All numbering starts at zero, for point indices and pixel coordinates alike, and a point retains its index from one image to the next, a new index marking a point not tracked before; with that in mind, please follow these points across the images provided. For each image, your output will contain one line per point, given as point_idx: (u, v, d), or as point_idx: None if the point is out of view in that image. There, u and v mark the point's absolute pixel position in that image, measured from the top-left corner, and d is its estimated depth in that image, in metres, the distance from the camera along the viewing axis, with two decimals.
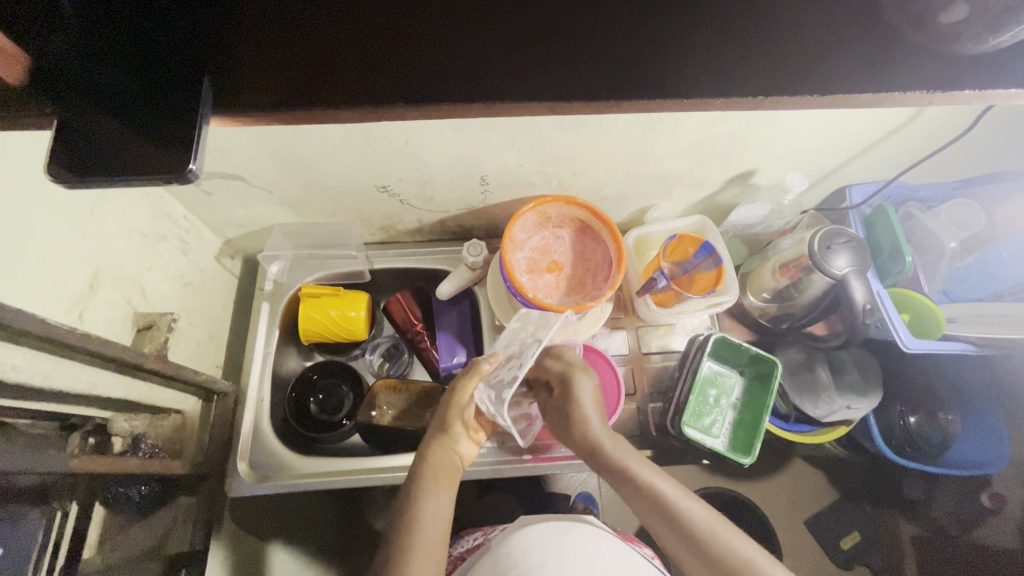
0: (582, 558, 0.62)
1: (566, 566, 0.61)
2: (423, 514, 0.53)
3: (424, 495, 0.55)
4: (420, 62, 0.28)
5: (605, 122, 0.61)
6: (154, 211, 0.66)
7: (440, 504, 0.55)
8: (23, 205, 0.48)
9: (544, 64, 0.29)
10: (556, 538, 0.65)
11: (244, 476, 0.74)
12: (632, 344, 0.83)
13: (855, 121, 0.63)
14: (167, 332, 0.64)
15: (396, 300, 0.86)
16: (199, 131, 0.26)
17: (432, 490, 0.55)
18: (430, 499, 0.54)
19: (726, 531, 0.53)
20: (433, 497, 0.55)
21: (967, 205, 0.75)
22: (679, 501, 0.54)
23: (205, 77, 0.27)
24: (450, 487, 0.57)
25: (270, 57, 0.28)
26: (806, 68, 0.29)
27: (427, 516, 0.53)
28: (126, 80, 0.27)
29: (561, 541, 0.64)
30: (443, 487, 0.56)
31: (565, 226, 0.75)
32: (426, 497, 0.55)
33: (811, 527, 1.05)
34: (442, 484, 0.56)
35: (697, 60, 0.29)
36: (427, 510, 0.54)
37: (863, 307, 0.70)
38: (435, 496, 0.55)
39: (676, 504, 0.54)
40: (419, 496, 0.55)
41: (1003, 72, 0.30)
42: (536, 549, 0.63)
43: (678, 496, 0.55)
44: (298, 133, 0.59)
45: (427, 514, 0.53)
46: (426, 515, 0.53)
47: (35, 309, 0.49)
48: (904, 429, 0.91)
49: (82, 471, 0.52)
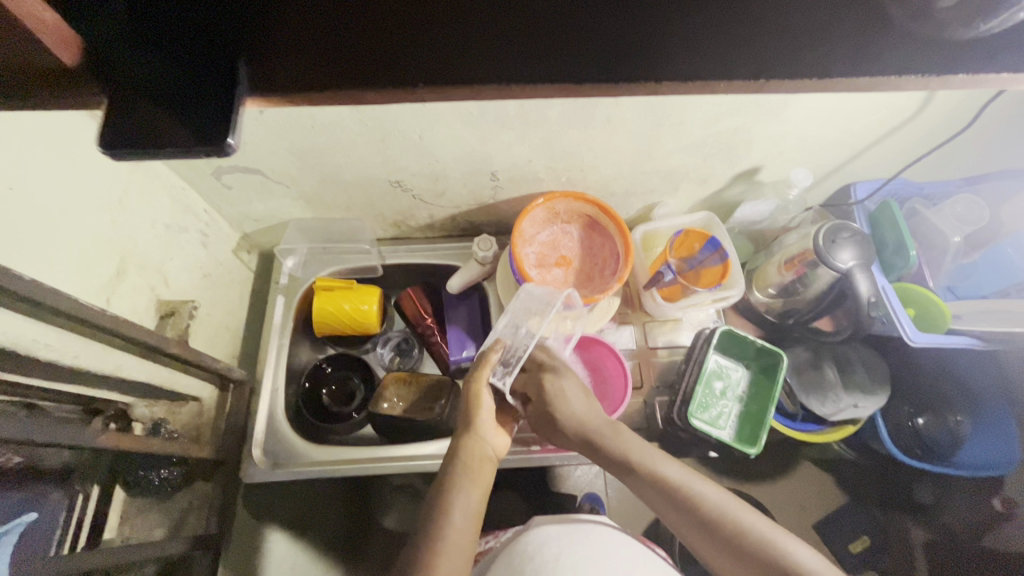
0: (596, 551, 0.64)
1: (582, 560, 0.62)
2: (452, 509, 0.54)
3: (456, 489, 0.56)
4: (436, 47, 0.30)
5: (613, 116, 0.63)
6: (177, 203, 0.69)
7: (472, 500, 0.56)
8: (61, 193, 0.51)
9: (556, 48, 0.30)
10: (570, 534, 0.66)
11: (259, 463, 0.76)
12: (639, 339, 0.85)
13: (858, 116, 0.65)
14: (189, 319, 0.67)
15: (407, 296, 0.88)
16: (237, 110, 0.28)
17: (464, 486, 0.56)
18: (461, 495, 0.55)
19: (731, 504, 0.55)
20: (466, 492, 0.56)
21: (972, 201, 0.77)
22: (690, 481, 0.57)
23: (241, 59, 0.29)
24: (482, 483, 0.58)
25: (298, 42, 0.29)
26: (805, 51, 0.30)
27: (457, 510, 0.54)
28: (171, 63, 0.28)
29: (576, 537, 0.66)
30: (475, 482, 0.57)
31: (574, 222, 0.77)
32: (459, 491, 0.56)
33: (820, 530, 1.05)
34: (474, 479, 0.57)
35: (699, 50, 0.30)
36: (459, 504, 0.55)
37: (868, 301, 0.71)
38: (467, 491, 0.56)
39: (693, 490, 0.57)
40: (451, 490, 0.56)
41: (997, 55, 0.31)
42: (551, 544, 0.64)
43: (693, 480, 0.57)
44: (316, 128, 0.62)
45: (458, 508, 0.54)
46: (457, 508, 0.54)
47: (69, 291, 0.52)
48: (912, 429, 0.92)
49: (109, 445, 0.54)
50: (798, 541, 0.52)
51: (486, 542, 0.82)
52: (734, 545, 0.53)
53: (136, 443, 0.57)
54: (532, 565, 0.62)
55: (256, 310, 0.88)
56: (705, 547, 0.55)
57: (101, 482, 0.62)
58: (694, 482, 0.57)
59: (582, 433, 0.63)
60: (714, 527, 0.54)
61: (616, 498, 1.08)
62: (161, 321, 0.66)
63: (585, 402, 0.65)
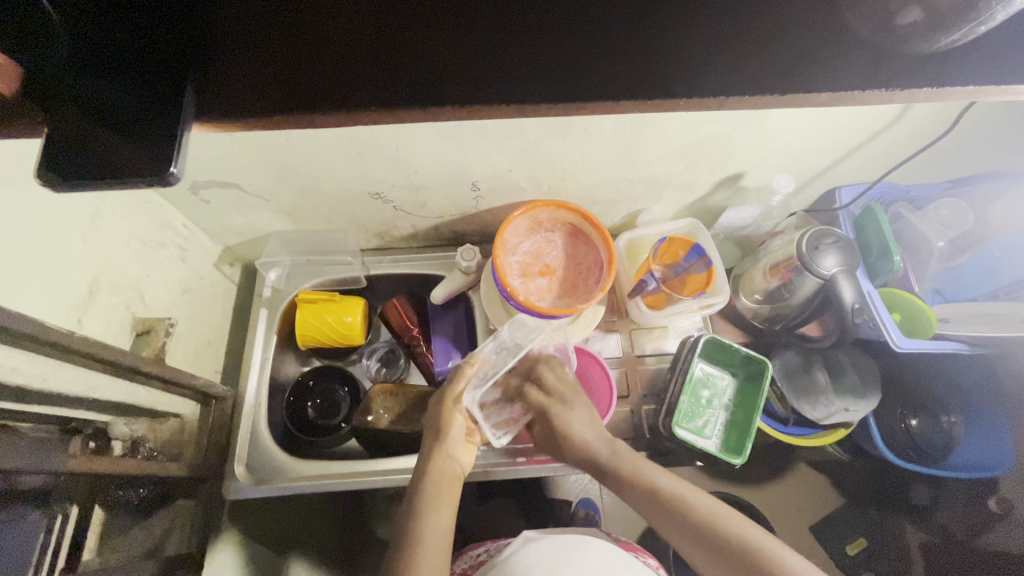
0: (586, 571, 0.62)
1: None
2: (424, 529, 0.54)
3: (426, 509, 0.56)
4: (390, 70, 0.29)
5: (591, 125, 0.62)
6: (153, 219, 0.68)
7: (442, 519, 0.56)
8: (29, 213, 0.50)
9: (513, 65, 0.29)
10: (560, 552, 0.65)
11: (243, 479, 0.75)
12: (626, 347, 0.84)
13: (838, 123, 0.64)
14: (164, 338, 0.65)
15: (392, 308, 0.87)
16: (181, 137, 0.27)
17: (434, 505, 0.56)
18: (431, 514, 0.56)
19: (717, 510, 0.57)
20: (436, 511, 0.56)
21: (955, 205, 0.76)
22: (680, 490, 0.59)
23: (187, 84, 0.28)
24: (450, 501, 0.58)
25: (245, 69, 0.29)
26: (768, 66, 0.30)
27: (428, 530, 0.54)
28: (113, 90, 0.28)
29: (566, 555, 0.64)
30: (445, 501, 0.57)
31: (557, 230, 0.77)
32: (430, 511, 0.56)
33: (816, 533, 1.04)
34: (444, 496, 0.58)
35: (661, 64, 0.30)
36: (429, 525, 0.55)
37: (853, 307, 0.70)
38: (437, 511, 0.56)
39: (682, 498, 0.58)
40: (422, 510, 0.56)
41: (962, 67, 0.30)
42: (540, 565, 0.63)
43: (682, 488, 0.59)
44: (292, 141, 0.61)
45: (430, 528, 0.55)
46: (430, 527, 0.55)
47: (39, 314, 0.52)
48: (906, 432, 0.90)
49: (81, 470, 0.53)
50: (791, 550, 0.53)
51: (476, 555, 0.82)
52: (720, 549, 0.54)
53: (111, 465, 0.56)
54: None
55: (241, 322, 0.88)
56: (698, 555, 0.56)
57: (79, 503, 0.59)
58: (682, 489, 0.59)
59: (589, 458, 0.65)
60: (701, 533, 0.56)
61: (611, 504, 1.08)
62: (138, 339, 0.66)
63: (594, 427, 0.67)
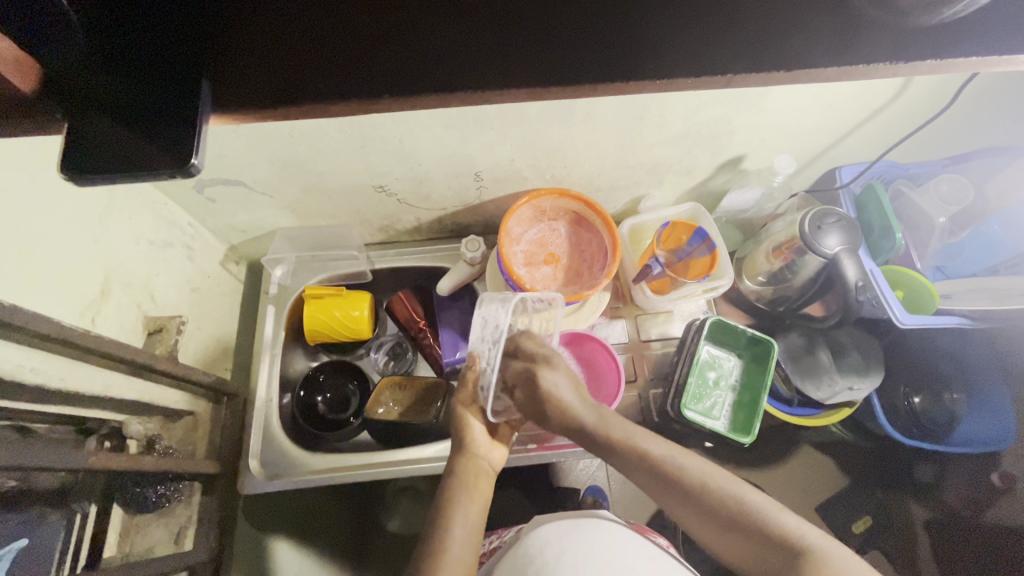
0: (598, 546, 0.63)
1: (584, 555, 0.62)
2: (453, 523, 0.55)
3: (454, 505, 0.57)
4: (402, 55, 0.29)
5: (593, 111, 0.62)
6: (159, 219, 0.68)
7: (471, 515, 0.56)
8: (43, 216, 0.51)
9: (523, 49, 0.30)
10: (572, 531, 0.66)
11: (256, 473, 0.76)
12: (631, 333, 0.85)
13: (838, 102, 0.65)
14: (175, 335, 0.67)
15: (399, 300, 0.88)
16: (200, 129, 0.28)
17: (463, 500, 0.57)
18: (460, 509, 0.56)
19: (708, 471, 0.55)
20: (464, 506, 0.56)
21: (956, 180, 0.76)
22: (668, 453, 0.56)
23: (203, 78, 0.28)
24: (480, 497, 0.59)
25: (263, 63, 0.29)
26: (775, 41, 0.30)
27: (458, 525, 0.55)
28: (131, 83, 0.28)
29: (577, 534, 0.66)
30: (473, 496, 0.58)
31: (560, 219, 0.77)
32: (457, 508, 0.56)
33: (822, 512, 1.05)
34: (471, 494, 0.58)
35: (673, 42, 0.30)
36: (459, 519, 0.55)
37: (856, 285, 0.71)
38: (466, 506, 0.57)
39: (671, 461, 0.55)
40: (450, 506, 0.57)
41: (963, 39, 0.30)
42: (552, 544, 0.65)
43: (670, 453, 0.56)
44: (296, 137, 0.61)
45: (458, 523, 0.55)
46: (457, 524, 0.55)
47: (53, 314, 0.52)
48: (909, 409, 0.91)
49: (100, 467, 0.54)
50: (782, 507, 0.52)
51: (489, 542, 0.83)
52: (716, 512, 0.53)
53: (128, 463, 0.57)
54: (533, 567, 0.62)
55: (248, 319, 0.88)
56: (694, 519, 0.55)
57: (98, 501, 0.61)
58: (672, 455, 0.56)
59: (568, 423, 0.60)
60: (698, 501, 0.54)
61: (619, 490, 1.09)
62: (150, 338, 0.66)
63: (578, 393, 0.61)
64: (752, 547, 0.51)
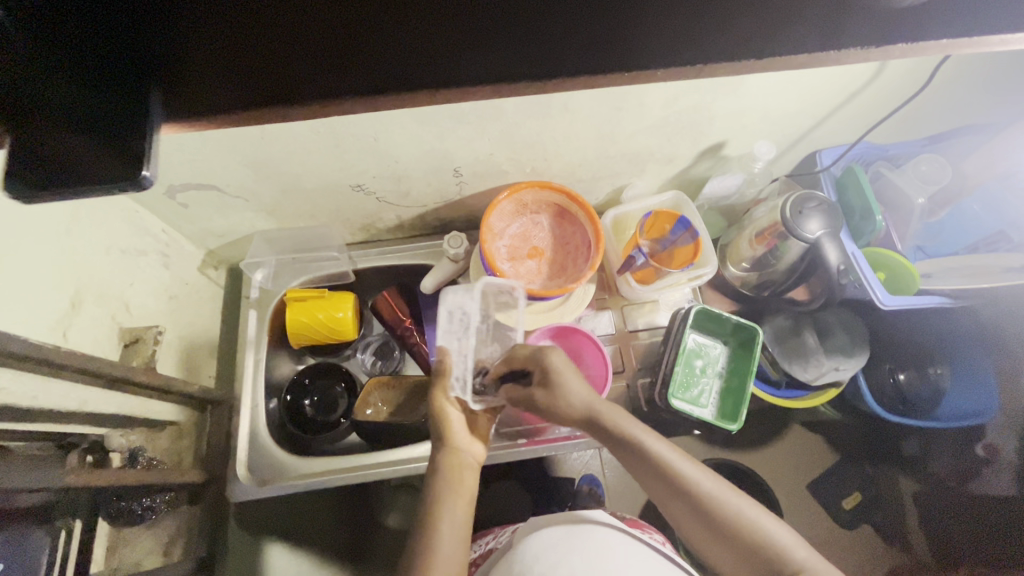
0: (592, 553, 0.63)
1: (578, 565, 0.61)
2: (440, 521, 0.55)
3: (439, 502, 0.56)
4: (360, 51, 0.28)
5: (570, 103, 0.61)
6: (132, 227, 0.67)
7: (458, 512, 0.56)
8: (7, 230, 0.49)
9: (488, 42, 0.28)
10: (566, 540, 0.66)
11: (245, 481, 0.75)
12: (618, 323, 0.85)
13: (815, 86, 0.64)
14: (154, 345, 0.66)
15: (383, 299, 0.86)
16: (152, 138, 0.27)
17: (449, 498, 0.57)
18: (445, 507, 0.56)
19: (716, 484, 0.54)
20: (451, 503, 0.56)
21: (934, 160, 0.77)
22: (678, 463, 0.55)
23: (153, 82, 0.27)
24: (465, 492, 0.58)
25: (211, 62, 0.27)
26: (748, 27, 0.29)
27: (445, 522, 0.55)
28: (74, 90, 0.27)
29: (571, 542, 0.65)
30: (458, 493, 0.57)
31: (543, 212, 0.76)
32: (444, 505, 0.56)
33: (812, 490, 1.07)
34: (457, 491, 0.58)
35: (645, 28, 0.29)
36: (445, 517, 0.55)
37: (838, 269, 0.71)
38: (452, 504, 0.56)
39: (676, 470, 0.55)
40: (436, 504, 0.56)
41: (938, 18, 0.30)
42: (547, 553, 0.64)
43: (678, 460, 0.55)
44: (267, 139, 0.60)
45: (445, 520, 0.55)
46: (444, 521, 0.55)
47: (22, 333, 0.51)
48: (893, 386, 0.94)
49: (81, 484, 0.53)
50: (776, 521, 0.53)
51: (486, 543, 0.83)
52: (714, 523, 0.53)
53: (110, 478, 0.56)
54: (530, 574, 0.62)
55: (231, 325, 0.87)
56: (689, 524, 0.55)
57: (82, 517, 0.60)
58: (683, 462, 0.55)
59: (589, 415, 0.58)
60: (699, 509, 0.54)
61: (612, 478, 1.10)
62: (127, 349, 0.65)
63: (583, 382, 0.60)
64: (744, 556, 0.52)
